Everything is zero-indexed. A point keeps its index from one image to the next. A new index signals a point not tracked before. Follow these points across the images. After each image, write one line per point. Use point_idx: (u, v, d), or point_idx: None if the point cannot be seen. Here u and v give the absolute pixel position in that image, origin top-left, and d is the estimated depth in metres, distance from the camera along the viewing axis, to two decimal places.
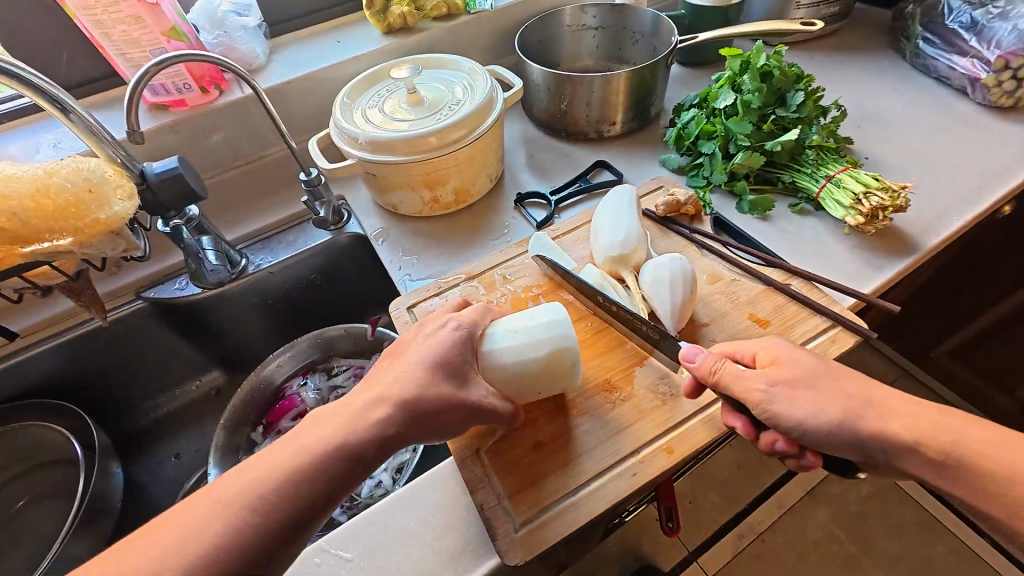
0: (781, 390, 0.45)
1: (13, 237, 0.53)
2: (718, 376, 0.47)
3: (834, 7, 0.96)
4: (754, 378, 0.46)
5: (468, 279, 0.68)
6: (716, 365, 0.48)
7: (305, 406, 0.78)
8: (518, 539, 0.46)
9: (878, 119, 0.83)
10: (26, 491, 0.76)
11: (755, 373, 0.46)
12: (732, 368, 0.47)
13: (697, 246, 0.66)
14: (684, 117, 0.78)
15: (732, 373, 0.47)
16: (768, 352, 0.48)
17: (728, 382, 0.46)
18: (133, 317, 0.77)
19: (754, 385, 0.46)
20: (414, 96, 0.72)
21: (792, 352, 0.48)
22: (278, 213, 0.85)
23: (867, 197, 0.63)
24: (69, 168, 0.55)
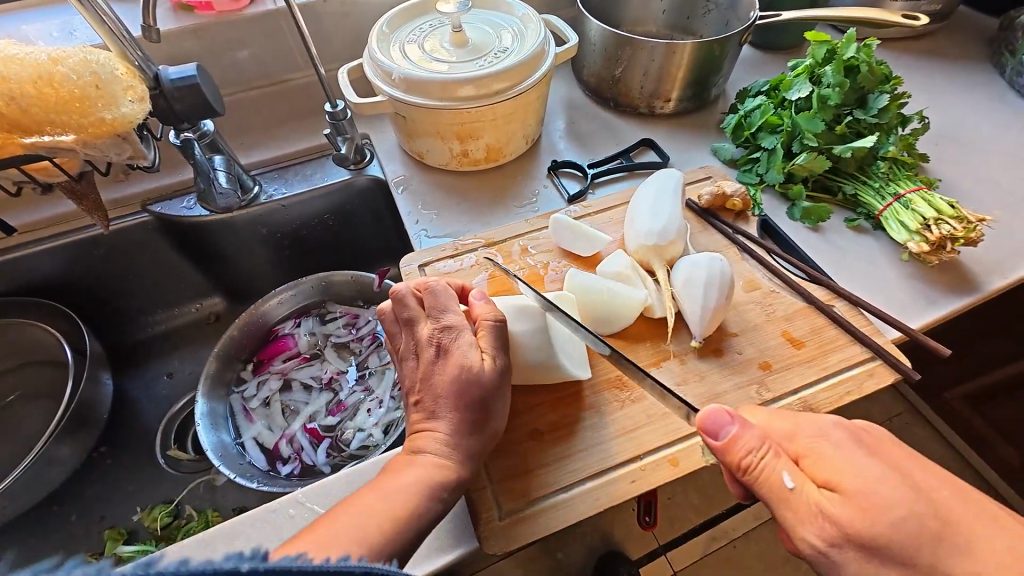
0: (843, 547, 0.35)
1: (11, 124, 0.49)
2: (751, 481, 0.38)
3: (935, 5, 0.86)
4: (801, 513, 0.36)
5: (486, 245, 0.64)
6: (750, 459, 0.38)
7: (298, 350, 0.76)
8: (500, 528, 0.44)
9: (961, 138, 0.75)
10: (18, 386, 0.76)
11: (801, 503, 0.36)
12: (776, 479, 0.37)
13: (737, 248, 0.61)
14: (748, 105, 0.71)
15: (781, 491, 0.37)
16: (816, 459, 0.37)
17: (767, 498, 0.38)
18: (137, 229, 0.75)
19: (805, 534, 0.36)
20: (458, 35, 0.66)
21: (848, 459, 0.36)
22: (297, 143, 0.80)
23: (937, 224, 0.57)
24: (77, 58, 0.50)
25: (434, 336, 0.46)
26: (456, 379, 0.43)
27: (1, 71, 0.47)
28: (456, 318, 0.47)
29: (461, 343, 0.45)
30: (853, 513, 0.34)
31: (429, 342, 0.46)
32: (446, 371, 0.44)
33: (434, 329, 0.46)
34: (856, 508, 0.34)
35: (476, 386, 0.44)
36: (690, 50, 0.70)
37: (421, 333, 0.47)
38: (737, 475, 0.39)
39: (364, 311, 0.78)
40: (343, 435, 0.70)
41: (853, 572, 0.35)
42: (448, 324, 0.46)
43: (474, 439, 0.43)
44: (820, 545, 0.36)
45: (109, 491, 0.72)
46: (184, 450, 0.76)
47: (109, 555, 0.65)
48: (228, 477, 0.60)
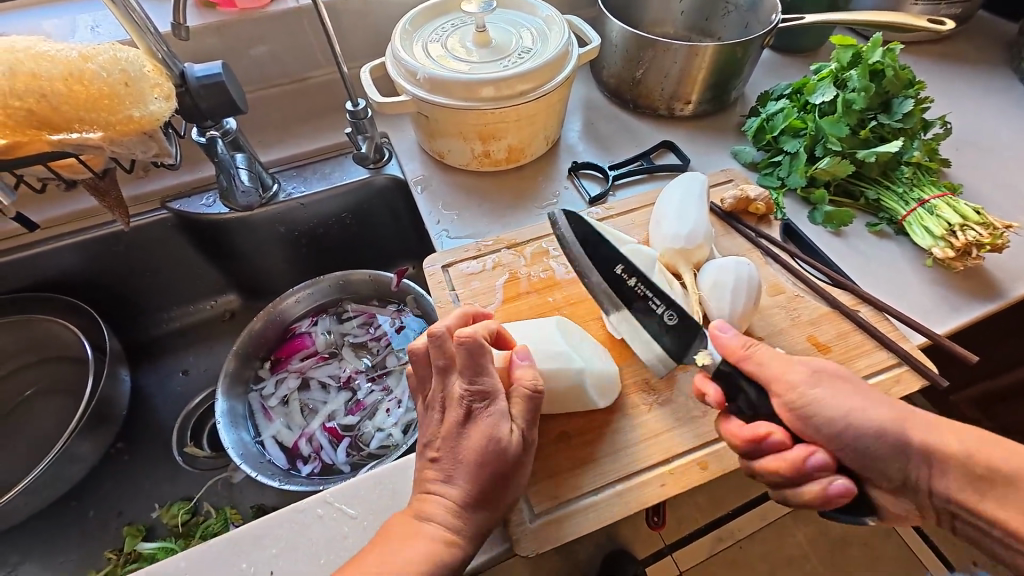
0: (825, 379, 0.43)
1: (41, 122, 0.49)
2: (751, 353, 0.45)
3: (956, 9, 0.85)
4: (790, 363, 0.44)
5: (508, 247, 0.64)
6: (749, 344, 0.46)
7: (315, 349, 0.76)
8: (530, 530, 0.45)
9: (982, 143, 0.75)
10: (35, 381, 0.76)
11: (794, 360, 0.44)
12: (766, 351, 0.45)
13: (761, 253, 0.62)
14: (770, 108, 0.71)
15: (764, 354, 0.45)
16: (790, 348, 0.47)
17: (762, 360, 0.45)
18: (157, 226, 0.75)
19: (794, 370, 0.43)
20: (482, 35, 0.65)
21: (812, 347, 0.48)
22: (316, 141, 0.80)
23: (962, 230, 0.57)
24: (107, 56, 0.50)
25: (465, 400, 0.43)
26: (484, 450, 0.41)
27: (32, 68, 0.46)
28: (490, 384, 0.43)
29: (495, 413, 0.42)
30: (836, 366, 0.44)
31: (462, 405, 0.43)
32: (472, 440, 0.41)
33: (467, 391, 0.43)
34: (840, 367, 0.44)
35: (499, 460, 0.41)
36: (714, 53, 0.70)
37: (454, 389, 0.44)
38: (739, 361, 0.46)
39: (381, 311, 0.78)
40: (362, 434, 0.70)
41: (835, 410, 0.41)
42: (483, 390, 0.43)
43: (478, 511, 0.41)
44: (808, 376, 0.43)
45: (127, 487, 0.72)
46: (201, 447, 0.76)
47: (129, 551, 0.66)
48: (250, 476, 0.61)
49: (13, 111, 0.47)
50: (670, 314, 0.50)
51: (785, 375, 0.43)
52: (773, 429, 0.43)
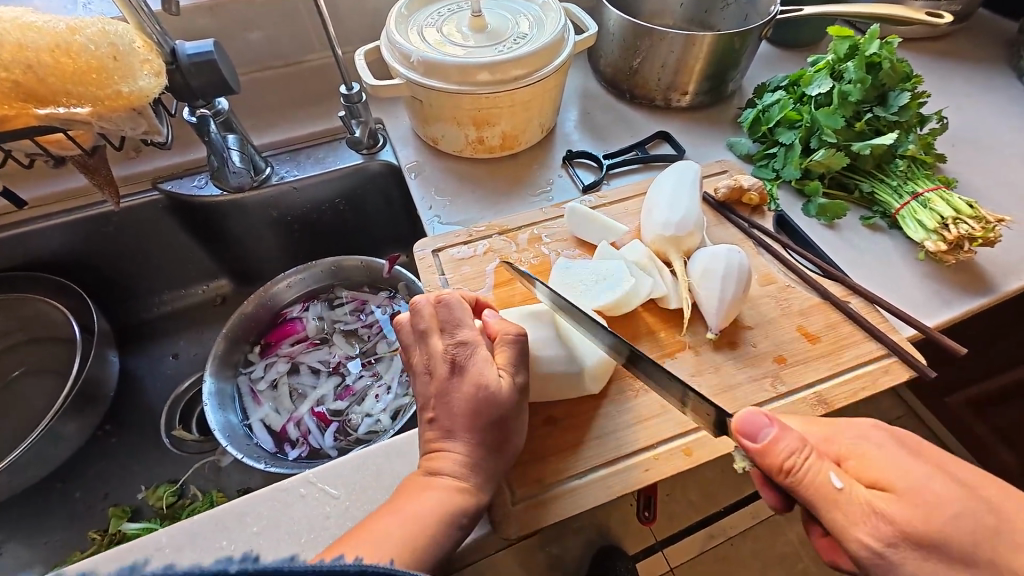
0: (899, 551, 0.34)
1: (27, 94, 0.48)
2: (793, 482, 0.36)
3: (956, 6, 0.85)
4: (852, 516, 0.35)
5: (500, 233, 0.64)
6: (794, 461, 0.36)
7: (305, 334, 0.75)
8: (513, 513, 0.45)
9: (978, 140, 0.74)
10: (23, 361, 0.75)
11: (847, 503, 0.35)
12: (820, 480, 0.36)
13: (753, 243, 0.61)
14: (766, 99, 0.71)
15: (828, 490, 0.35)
16: (859, 462, 0.37)
17: (808, 496, 0.36)
18: (148, 207, 0.74)
19: (857, 534, 0.35)
20: (477, 19, 0.65)
21: (895, 463, 0.36)
22: (310, 126, 0.79)
23: (954, 224, 0.57)
24: (95, 29, 0.49)
25: (447, 353, 0.44)
26: (474, 398, 0.42)
27: (18, 38, 0.46)
28: (468, 334, 0.45)
29: (477, 361, 0.43)
30: (907, 509, 0.34)
31: (445, 357, 0.43)
32: (462, 388, 0.42)
33: (449, 344, 0.44)
34: (913, 506, 0.34)
35: (493, 405, 0.42)
36: (711, 42, 0.69)
37: (435, 347, 0.44)
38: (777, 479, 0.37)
39: (372, 298, 0.78)
40: (351, 419, 0.70)
41: (909, 570, 0.34)
42: (463, 340, 0.44)
43: (490, 457, 0.43)
44: (877, 545, 0.34)
45: (114, 469, 0.71)
46: (189, 430, 0.76)
47: (114, 533, 0.65)
48: (236, 457, 0.60)
49: None
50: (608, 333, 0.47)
51: (849, 540, 0.35)
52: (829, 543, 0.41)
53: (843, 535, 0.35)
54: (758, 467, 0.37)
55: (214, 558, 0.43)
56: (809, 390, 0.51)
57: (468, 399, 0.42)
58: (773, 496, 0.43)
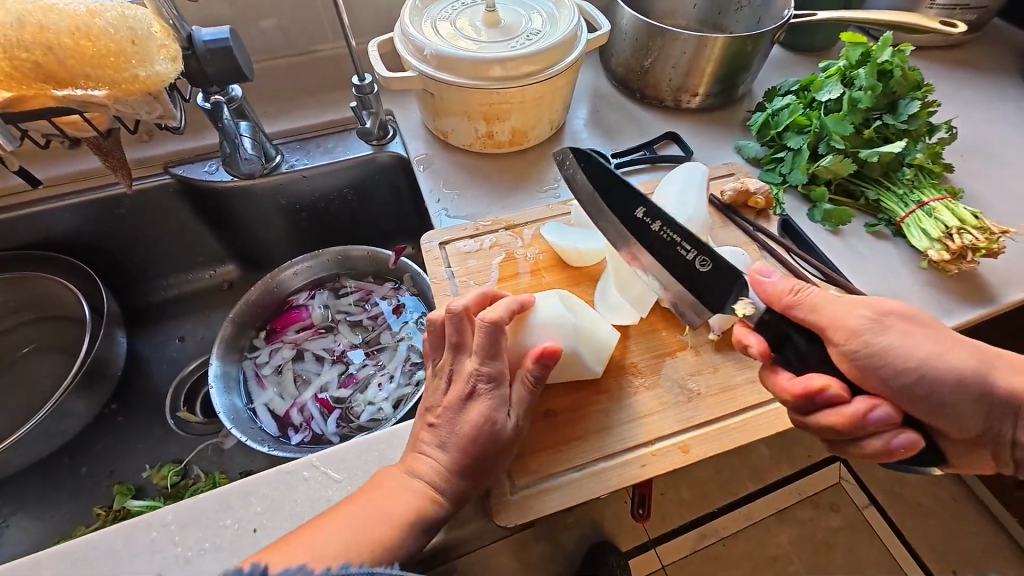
0: (891, 324, 0.42)
1: (47, 75, 0.49)
2: (800, 298, 0.44)
3: (971, 15, 0.85)
4: (849, 304, 0.43)
5: (506, 228, 0.64)
6: (798, 285, 0.45)
7: (310, 321, 0.76)
8: (511, 502, 0.46)
9: (988, 150, 0.74)
10: (32, 338, 0.77)
11: (852, 301, 0.43)
12: (820, 293, 0.44)
13: (757, 246, 0.62)
14: (776, 103, 0.71)
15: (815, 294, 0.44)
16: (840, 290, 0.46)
17: (816, 307, 0.44)
18: (159, 190, 0.75)
19: (855, 311, 0.42)
20: (491, 15, 0.65)
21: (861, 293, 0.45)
22: (321, 115, 0.80)
23: (959, 234, 0.57)
24: (114, 13, 0.50)
25: (470, 378, 0.44)
26: (479, 429, 0.43)
27: (39, 20, 0.46)
28: (490, 365, 0.44)
29: (492, 398, 0.44)
30: (893, 301, 0.43)
31: (467, 380, 0.44)
32: (463, 420, 0.43)
33: (477, 366, 0.44)
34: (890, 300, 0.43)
35: (491, 445, 0.43)
36: (723, 45, 0.69)
37: (466, 365, 0.45)
38: (787, 308, 0.45)
39: (378, 288, 0.79)
40: (353, 407, 0.71)
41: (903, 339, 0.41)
42: (496, 373, 0.44)
43: (465, 479, 0.42)
44: (872, 316, 0.42)
45: (119, 447, 0.73)
46: (194, 412, 0.77)
47: (118, 509, 0.67)
48: (240, 440, 0.61)
49: (20, 63, 0.47)
50: (700, 259, 0.51)
51: (846, 321, 0.42)
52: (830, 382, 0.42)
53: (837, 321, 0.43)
54: (775, 296, 0.46)
55: (218, 535, 0.44)
56: None
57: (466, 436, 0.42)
58: (758, 341, 0.46)
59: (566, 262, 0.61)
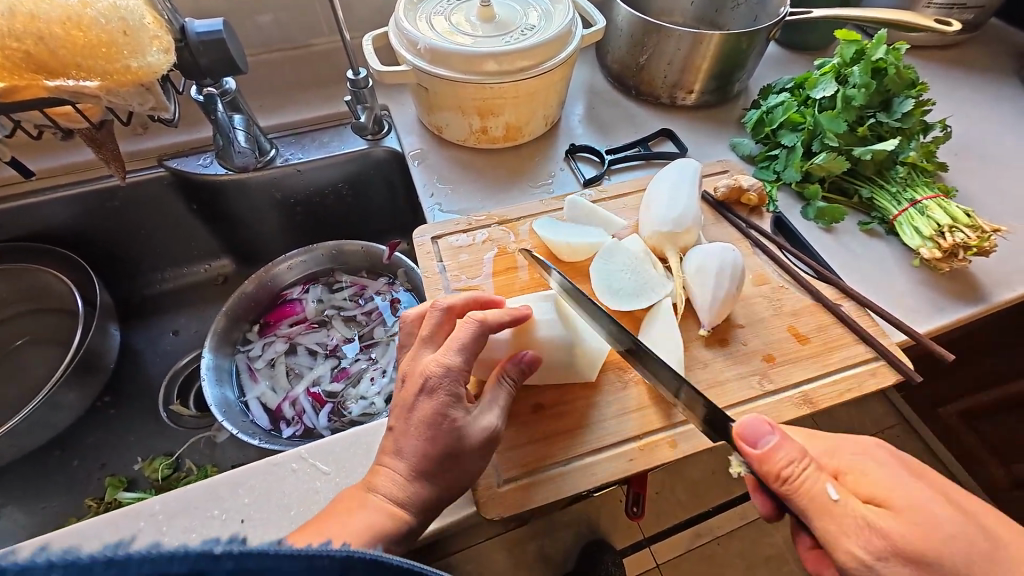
0: (889, 565, 0.33)
1: (37, 65, 0.49)
2: (792, 490, 0.36)
3: (968, 14, 0.85)
4: (846, 526, 0.35)
5: (498, 223, 0.65)
6: (793, 470, 0.36)
7: (304, 315, 0.77)
8: (498, 494, 0.46)
9: (983, 148, 0.74)
10: (26, 330, 0.77)
11: (849, 515, 0.35)
12: (818, 488, 0.35)
13: (750, 243, 0.62)
14: (771, 101, 0.71)
15: (822, 497, 0.35)
16: (854, 475, 0.37)
17: (805, 506, 0.36)
18: (153, 183, 0.75)
19: (849, 545, 0.34)
20: (485, 9, 0.65)
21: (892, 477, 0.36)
22: (316, 110, 0.80)
23: (950, 232, 0.57)
24: (106, 3, 0.49)
25: (421, 376, 0.43)
26: (431, 424, 0.41)
27: (31, 9, 0.46)
28: (444, 362, 0.43)
29: (446, 396, 0.42)
30: (907, 529, 0.33)
31: (420, 376, 0.43)
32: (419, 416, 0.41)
33: (430, 363, 0.43)
34: (906, 524, 0.34)
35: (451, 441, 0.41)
36: (718, 42, 0.69)
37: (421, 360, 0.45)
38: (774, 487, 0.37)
39: (372, 283, 0.79)
40: (346, 401, 0.71)
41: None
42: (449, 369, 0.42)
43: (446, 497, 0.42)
44: (867, 556, 0.34)
45: (111, 440, 0.73)
46: (187, 406, 0.77)
47: (110, 501, 0.67)
48: (231, 433, 0.61)
49: (10, 52, 0.47)
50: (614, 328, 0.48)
51: (839, 547, 0.35)
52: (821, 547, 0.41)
53: (835, 544, 0.35)
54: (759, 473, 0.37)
55: (206, 525, 0.45)
56: (797, 389, 0.51)
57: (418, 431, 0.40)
58: (764, 500, 0.43)
59: (558, 257, 0.61)
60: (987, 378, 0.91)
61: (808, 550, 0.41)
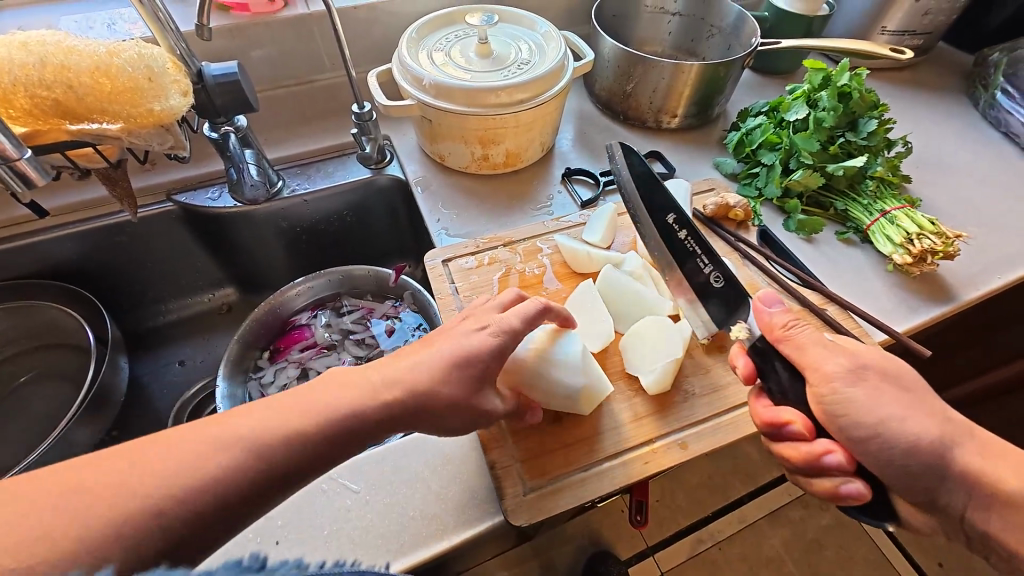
0: (868, 377, 0.44)
1: (63, 111, 0.51)
2: (789, 334, 0.47)
3: (918, 40, 0.93)
4: (834, 350, 0.45)
5: (505, 244, 0.68)
6: (793, 323, 0.48)
7: (315, 340, 0.79)
8: (525, 502, 0.48)
9: (940, 161, 0.82)
10: (32, 367, 0.77)
11: (839, 348, 0.46)
12: (810, 334, 0.47)
13: (740, 255, 0.67)
14: (749, 123, 0.77)
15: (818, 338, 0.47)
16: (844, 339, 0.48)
17: (800, 344, 0.47)
18: (161, 217, 0.76)
19: (830, 361, 0.45)
20: (484, 46, 0.70)
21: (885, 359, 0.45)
22: (320, 142, 0.83)
23: (919, 238, 0.63)
24: (132, 52, 0.53)
25: (427, 340, 0.45)
26: None
27: (62, 60, 0.49)
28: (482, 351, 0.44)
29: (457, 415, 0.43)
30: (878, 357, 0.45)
31: None
32: (432, 359, 0.43)
33: (446, 360, 0.44)
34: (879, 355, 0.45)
35: None
36: (698, 71, 0.75)
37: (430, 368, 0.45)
38: (776, 339, 0.48)
39: (379, 306, 0.81)
40: None
41: (870, 399, 0.43)
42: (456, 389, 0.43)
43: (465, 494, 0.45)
44: (847, 367, 0.44)
45: None
46: None
47: None
48: None
49: (40, 100, 0.49)
50: (716, 274, 0.56)
51: (821, 366, 0.45)
52: (794, 419, 0.46)
53: (814, 367, 0.45)
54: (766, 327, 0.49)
55: (241, 550, 0.45)
56: None
57: None
58: (746, 363, 0.50)
59: (578, 270, 0.66)
60: (961, 373, 0.98)
61: (761, 405, 0.49)
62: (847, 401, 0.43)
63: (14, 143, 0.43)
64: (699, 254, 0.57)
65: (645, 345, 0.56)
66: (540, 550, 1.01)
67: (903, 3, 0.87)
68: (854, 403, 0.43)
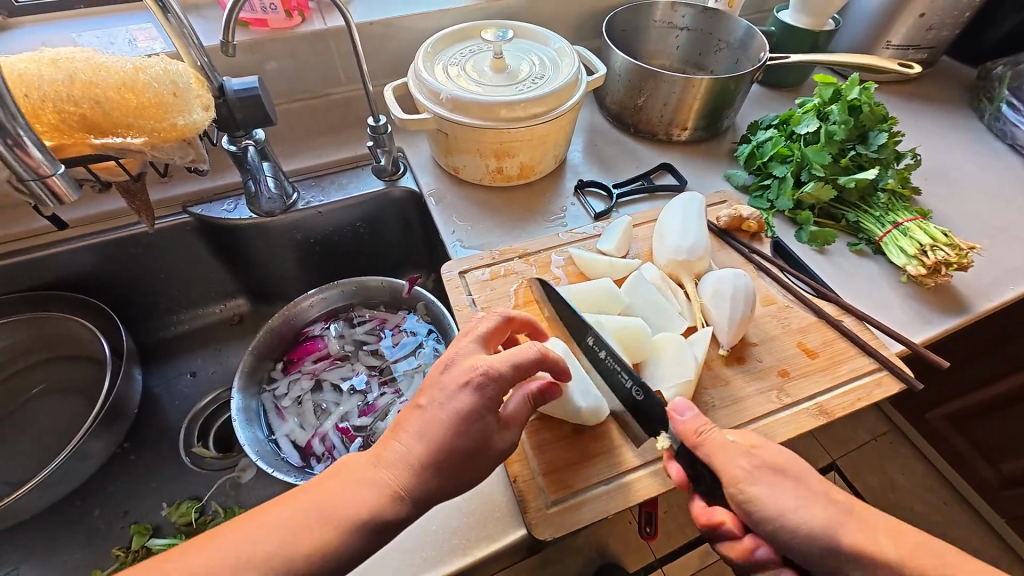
0: (767, 475, 0.42)
1: (89, 126, 0.51)
2: (703, 440, 0.45)
3: (923, 54, 0.95)
4: (736, 453, 0.44)
5: (520, 255, 0.69)
6: (703, 427, 0.45)
7: (327, 351, 0.79)
8: (548, 515, 0.48)
9: (949, 172, 0.83)
10: (44, 379, 0.77)
11: (739, 448, 0.44)
12: (716, 436, 0.45)
13: (754, 266, 0.67)
14: (759, 136, 0.78)
15: (719, 439, 0.45)
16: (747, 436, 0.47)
17: (710, 450, 0.44)
18: (177, 229, 0.77)
19: (736, 464, 0.43)
20: (499, 62, 0.71)
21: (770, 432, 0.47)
22: (335, 154, 0.84)
23: (932, 250, 0.63)
24: (158, 68, 0.53)
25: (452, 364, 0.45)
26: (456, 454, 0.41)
27: (90, 77, 0.49)
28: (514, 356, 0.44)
29: (479, 425, 0.43)
30: (775, 452, 0.44)
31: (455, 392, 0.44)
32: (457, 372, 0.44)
33: (470, 370, 0.44)
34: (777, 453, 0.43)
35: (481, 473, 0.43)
36: (708, 85, 0.76)
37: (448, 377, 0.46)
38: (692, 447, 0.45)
39: (392, 317, 0.81)
40: (375, 434, 0.71)
41: (770, 491, 0.42)
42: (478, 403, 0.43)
43: None
44: (749, 468, 0.43)
45: (132, 487, 0.72)
46: (208, 447, 0.78)
47: (138, 549, 0.66)
48: (267, 472, 0.62)
49: (67, 115, 0.50)
50: (636, 387, 0.51)
51: (729, 470, 0.43)
52: (724, 518, 0.45)
53: (725, 470, 0.44)
54: (681, 437, 0.47)
55: None
56: (811, 401, 0.55)
57: (447, 464, 0.41)
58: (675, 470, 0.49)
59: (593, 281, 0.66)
60: (969, 384, 0.98)
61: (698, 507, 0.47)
62: (753, 500, 0.42)
63: (49, 160, 0.43)
64: (619, 372, 0.53)
65: (669, 357, 0.56)
66: (548, 562, 1.00)
67: (908, 18, 0.89)
68: (762, 503, 0.42)
